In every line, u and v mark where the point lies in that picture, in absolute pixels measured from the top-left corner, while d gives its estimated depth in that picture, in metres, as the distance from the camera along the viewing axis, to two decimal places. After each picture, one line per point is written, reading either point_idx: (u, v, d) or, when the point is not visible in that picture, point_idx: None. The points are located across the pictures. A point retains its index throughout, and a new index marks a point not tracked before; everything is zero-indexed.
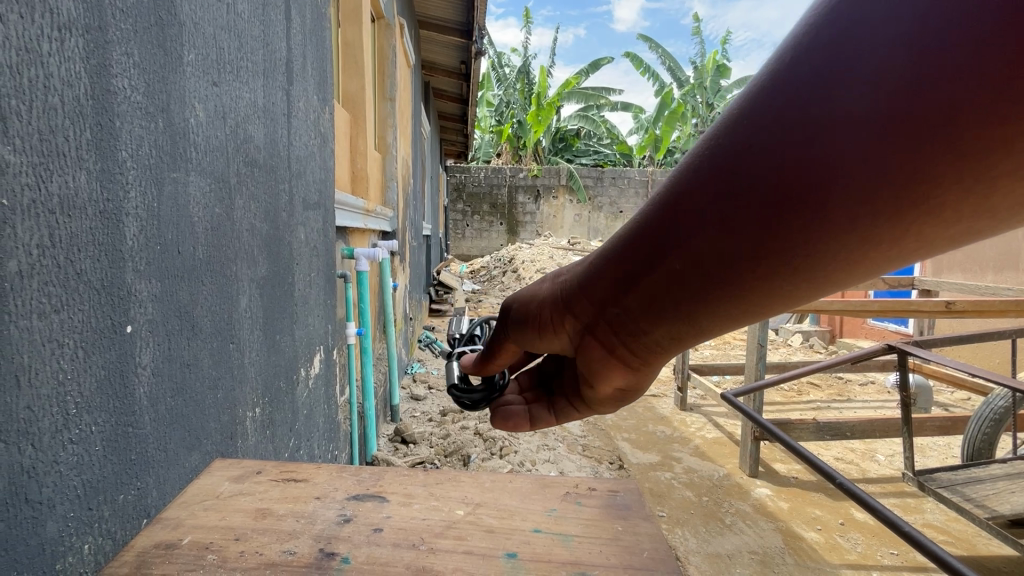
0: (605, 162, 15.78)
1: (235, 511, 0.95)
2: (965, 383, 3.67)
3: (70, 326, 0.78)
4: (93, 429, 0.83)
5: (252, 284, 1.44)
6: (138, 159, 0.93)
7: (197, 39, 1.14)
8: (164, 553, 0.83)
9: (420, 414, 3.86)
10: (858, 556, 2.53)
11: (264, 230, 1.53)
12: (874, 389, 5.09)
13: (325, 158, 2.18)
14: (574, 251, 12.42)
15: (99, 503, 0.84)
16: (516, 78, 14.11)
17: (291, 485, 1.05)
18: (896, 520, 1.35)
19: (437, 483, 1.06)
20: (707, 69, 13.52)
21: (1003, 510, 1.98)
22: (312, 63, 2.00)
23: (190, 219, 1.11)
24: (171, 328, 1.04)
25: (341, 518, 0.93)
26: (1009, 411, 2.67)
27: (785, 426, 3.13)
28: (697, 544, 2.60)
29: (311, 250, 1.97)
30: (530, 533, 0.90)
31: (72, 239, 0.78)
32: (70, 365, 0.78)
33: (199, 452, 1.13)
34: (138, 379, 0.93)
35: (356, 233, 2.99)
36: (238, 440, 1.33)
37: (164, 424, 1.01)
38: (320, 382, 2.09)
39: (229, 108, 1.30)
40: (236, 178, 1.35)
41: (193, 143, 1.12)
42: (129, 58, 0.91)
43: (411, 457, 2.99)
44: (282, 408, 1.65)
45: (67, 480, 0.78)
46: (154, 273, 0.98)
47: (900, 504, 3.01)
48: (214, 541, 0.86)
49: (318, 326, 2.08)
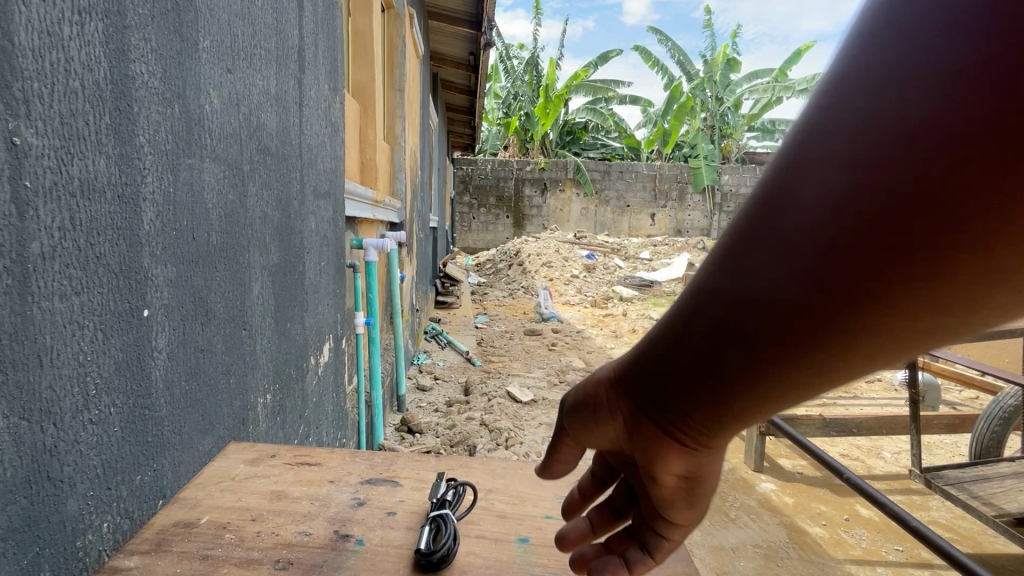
0: (613, 156, 15.68)
1: (250, 492, 0.97)
2: (974, 381, 3.63)
3: (89, 308, 0.79)
4: (112, 410, 0.84)
5: (264, 272, 1.46)
6: (154, 144, 0.94)
7: (212, 26, 1.14)
8: (181, 532, 0.84)
9: (426, 404, 3.88)
10: (863, 551, 2.53)
11: (275, 218, 1.54)
12: (881, 387, 5.08)
13: (335, 147, 2.18)
14: (580, 245, 12.39)
15: (117, 483, 0.85)
16: (524, 70, 14.00)
17: (305, 469, 1.06)
18: (903, 514, 1.35)
19: (448, 469, 1.08)
20: (716, 62, 13.31)
21: (1011, 509, 1.97)
22: (323, 51, 2.00)
23: (205, 205, 1.12)
24: (186, 314, 1.05)
25: (355, 501, 0.95)
26: (1019, 410, 2.64)
27: (792, 421, 3.12)
28: (701, 536, 2.62)
29: (321, 239, 1.98)
30: (541, 519, 0.91)
31: (92, 222, 0.79)
32: (90, 347, 0.79)
33: (213, 435, 1.14)
34: (154, 362, 0.94)
35: (365, 224, 3.00)
36: (250, 425, 1.34)
37: (179, 407, 1.02)
38: (329, 370, 2.10)
39: (243, 96, 1.30)
40: (249, 166, 1.35)
41: (208, 130, 1.13)
42: (147, 43, 0.91)
43: (417, 447, 3.01)
44: (293, 395, 1.67)
45: (87, 460, 0.79)
46: (169, 258, 0.99)
47: (906, 501, 3.01)
48: (230, 522, 0.88)
49: (328, 315, 2.09)
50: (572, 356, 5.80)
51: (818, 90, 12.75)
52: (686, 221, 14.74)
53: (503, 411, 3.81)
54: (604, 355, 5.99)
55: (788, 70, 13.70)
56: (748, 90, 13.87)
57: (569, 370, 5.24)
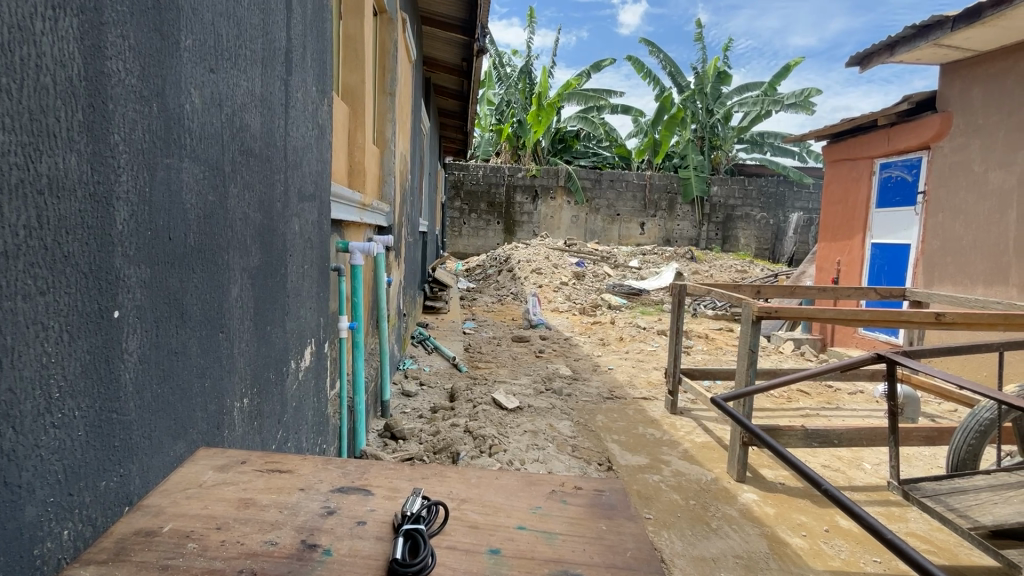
0: (604, 164, 15.80)
1: (217, 500, 0.95)
2: (952, 394, 3.68)
3: (55, 308, 0.77)
4: (76, 414, 0.82)
5: (243, 273, 1.43)
6: (130, 143, 0.92)
7: (195, 24, 1.13)
8: (143, 541, 0.83)
9: (410, 410, 3.85)
10: (841, 563, 2.55)
11: (257, 220, 1.52)
12: (863, 398, 5.14)
13: (322, 150, 2.16)
14: (571, 253, 12.43)
15: (79, 489, 0.82)
16: (517, 77, 14.05)
17: (275, 476, 1.04)
18: (878, 527, 1.35)
19: (422, 478, 1.06)
20: (708, 75, 13.48)
21: (985, 521, 1.99)
22: (312, 54, 1.99)
23: (183, 205, 1.10)
24: (160, 316, 1.03)
25: (325, 510, 0.93)
26: (994, 424, 2.67)
27: (774, 432, 3.14)
28: (683, 547, 2.62)
29: (304, 242, 1.96)
30: (514, 529, 0.90)
31: (60, 221, 0.78)
32: (55, 349, 0.78)
33: (185, 441, 1.12)
34: (124, 365, 0.92)
35: (351, 227, 2.98)
36: (225, 430, 1.32)
37: (149, 411, 1.00)
38: (310, 375, 2.07)
39: (226, 96, 1.29)
40: (231, 167, 1.34)
41: (188, 129, 1.11)
42: (124, 41, 0.90)
43: (400, 453, 2.99)
44: (271, 400, 1.64)
45: (47, 465, 0.77)
46: (143, 258, 0.97)
47: (885, 512, 3.04)
48: (195, 530, 0.86)
49: (310, 319, 2.06)
50: (559, 363, 5.79)
51: (806, 105, 13.13)
52: (675, 231, 14.88)
53: (488, 418, 3.79)
54: (591, 362, 5.99)
55: (778, 84, 13.91)
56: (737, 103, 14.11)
57: (556, 378, 5.23)
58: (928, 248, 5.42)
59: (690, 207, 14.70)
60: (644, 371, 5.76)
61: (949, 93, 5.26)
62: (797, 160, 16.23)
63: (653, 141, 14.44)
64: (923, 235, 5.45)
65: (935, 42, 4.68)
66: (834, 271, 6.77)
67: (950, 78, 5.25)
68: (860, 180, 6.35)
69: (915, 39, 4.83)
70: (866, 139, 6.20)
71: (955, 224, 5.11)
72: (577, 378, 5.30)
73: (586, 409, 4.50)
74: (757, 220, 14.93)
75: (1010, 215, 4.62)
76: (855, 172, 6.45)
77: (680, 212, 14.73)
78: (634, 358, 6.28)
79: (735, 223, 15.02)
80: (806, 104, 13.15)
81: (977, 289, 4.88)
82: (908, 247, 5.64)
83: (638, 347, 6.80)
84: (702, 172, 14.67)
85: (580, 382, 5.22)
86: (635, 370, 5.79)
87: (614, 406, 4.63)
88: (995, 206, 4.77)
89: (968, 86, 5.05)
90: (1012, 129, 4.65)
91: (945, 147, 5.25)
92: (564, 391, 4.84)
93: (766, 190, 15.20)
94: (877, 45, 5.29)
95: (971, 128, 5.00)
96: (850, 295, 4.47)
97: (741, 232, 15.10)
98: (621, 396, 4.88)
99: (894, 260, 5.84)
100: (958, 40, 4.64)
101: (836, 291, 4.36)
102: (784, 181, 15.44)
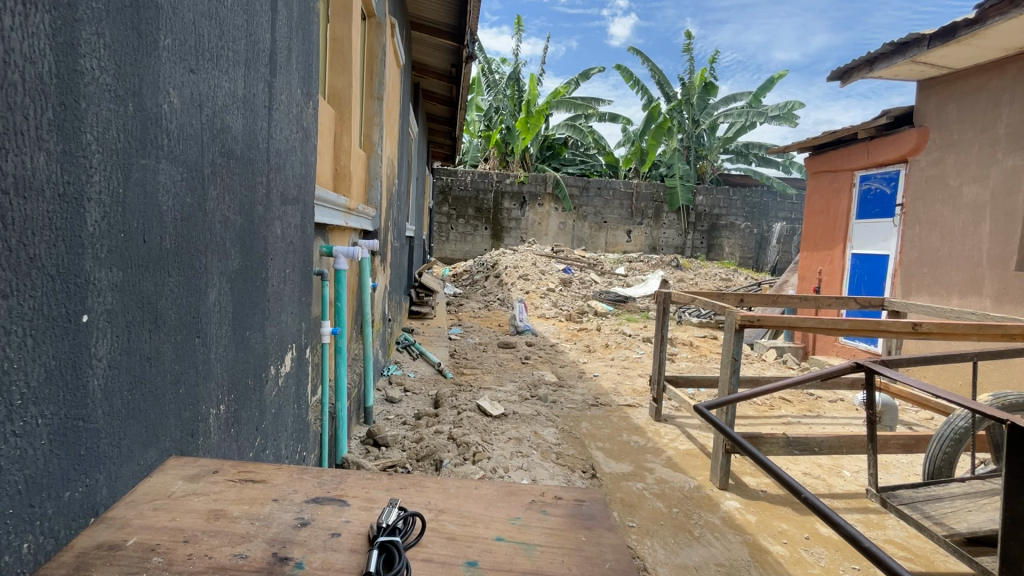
0: (591, 172, 15.98)
1: (186, 511, 0.92)
2: (930, 403, 3.74)
3: (19, 312, 0.75)
4: (39, 421, 0.79)
5: (222, 278, 1.41)
6: (104, 143, 0.90)
7: (175, 24, 1.11)
8: (105, 554, 0.80)
9: (394, 417, 3.81)
10: (821, 570, 2.57)
11: (237, 223, 1.49)
12: (843, 406, 5.22)
13: (307, 153, 2.14)
14: (557, 259, 12.47)
15: (41, 500, 0.79)
16: (506, 84, 14.09)
17: (248, 486, 1.02)
18: (857, 535, 1.35)
19: (400, 488, 1.05)
20: (694, 85, 13.69)
21: (959, 528, 2.02)
22: (296, 56, 1.97)
23: (159, 207, 1.08)
24: (131, 319, 1.00)
25: (298, 521, 0.91)
26: (968, 432, 2.71)
27: (755, 441, 3.16)
28: (665, 555, 2.62)
29: (287, 245, 1.94)
30: (493, 541, 0.89)
31: (27, 222, 0.76)
32: (17, 354, 0.75)
33: (157, 449, 1.09)
34: (92, 371, 0.89)
35: (337, 231, 2.97)
36: (199, 437, 1.28)
37: (118, 418, 0.96)
38: (290, 381, 2.04)
39: (206, 97, 1.27)
40: (210, 169, 1.31)
41: (166, 130, 1.09)
42: (99, 39, 0.88)
43: (382, 460, 2.95)
44: (248, 406, 1.60)
45: (7, 476, 0.74)
46: (116, 261, 0.94)
47: (864, 520, 3.08)
48: (161, 543, 0.83)
49: (292, 323, 2.04)
50: (545, 370, 5.78)
51: (790, 116, 13.38)
52: (661, 239, 15.02)
53: (472, 425, 3.78)
54: (576, 369, 5.99)
55: (762, 96, 14.18)
56: (723, 113, 14.34)
57: (541, 385, 5.22)
58: (906, 259, 5.53)
59: (676, 215, 14.85)
60: (630, 378, 5.77)
61: (926, 109, 5.39)
62: (780, 171, 16.55)
63: (639, 150, 14.58)
64: (901, 247, 5.57)
65: (911, 59, 4.80)
66: (816, 281, 6.86)
67: (927, 94, 5.38)
68: (840, 190, 6.47)
69: (892, 56, 4.94)
70: (846, 151, 6.31)
71: (932, 236, 5.23)
72: (563, 385, 5.29)
73: (571, 415, 4.50)
74: (741, 228, 15.19)
75: (984, 227, 4.76)
76: (835, 183, 6.57)
77: (666, 219, 14.85)
78: (619, 365, 6.31)
79: (720, 232, 15.21)
80: (789, 116, 13.39)
81: (952, 300, 5.00)
82: (887, 257, 5.76)
83: (623, 354, 6.82)
84: (688, 180, 14.87)
85: (565, 389, 5.21)
86: (620, 377, 5.78)
87: (599, 413, 4.64)
88: (971, 218, 4.89)
89: (944, 101, 5.20)
90: (985, 144, 4.80)
91: (921, 161, 5.38)
92: (549, 398, 4.82)
93: (750, 200, 15.44)
94: (857, 61, 5.40)
95: (946, 143, 5.13)
96: (831, 304, 4.52)
97: (725, 241, 15.30)
98: (606, 403, 4.90)
99: (873, 269, 5.95)
100: (935, 58, 4.78)
101: (817, 299, 4.42)
102: (767, 191, 15.74)
